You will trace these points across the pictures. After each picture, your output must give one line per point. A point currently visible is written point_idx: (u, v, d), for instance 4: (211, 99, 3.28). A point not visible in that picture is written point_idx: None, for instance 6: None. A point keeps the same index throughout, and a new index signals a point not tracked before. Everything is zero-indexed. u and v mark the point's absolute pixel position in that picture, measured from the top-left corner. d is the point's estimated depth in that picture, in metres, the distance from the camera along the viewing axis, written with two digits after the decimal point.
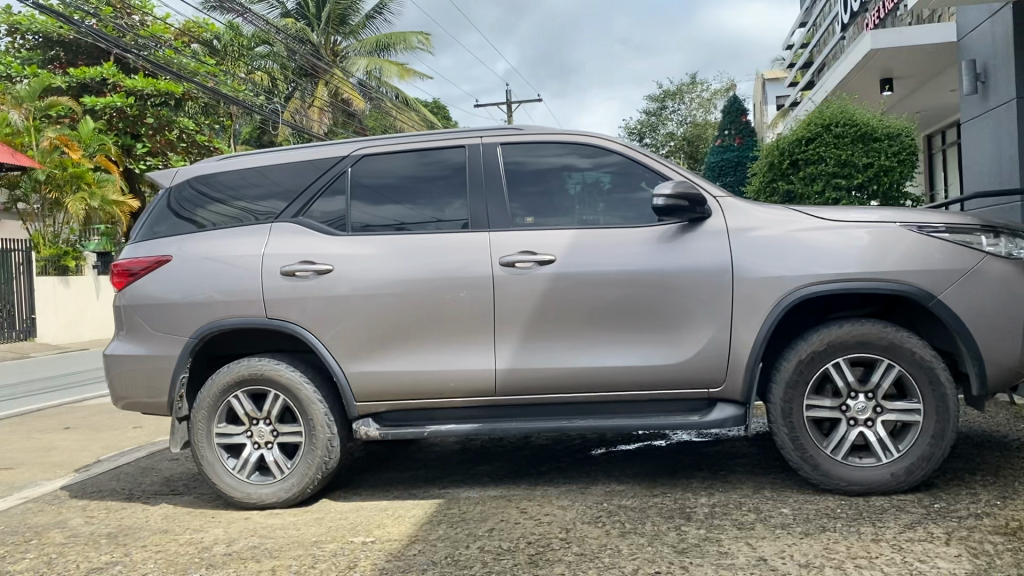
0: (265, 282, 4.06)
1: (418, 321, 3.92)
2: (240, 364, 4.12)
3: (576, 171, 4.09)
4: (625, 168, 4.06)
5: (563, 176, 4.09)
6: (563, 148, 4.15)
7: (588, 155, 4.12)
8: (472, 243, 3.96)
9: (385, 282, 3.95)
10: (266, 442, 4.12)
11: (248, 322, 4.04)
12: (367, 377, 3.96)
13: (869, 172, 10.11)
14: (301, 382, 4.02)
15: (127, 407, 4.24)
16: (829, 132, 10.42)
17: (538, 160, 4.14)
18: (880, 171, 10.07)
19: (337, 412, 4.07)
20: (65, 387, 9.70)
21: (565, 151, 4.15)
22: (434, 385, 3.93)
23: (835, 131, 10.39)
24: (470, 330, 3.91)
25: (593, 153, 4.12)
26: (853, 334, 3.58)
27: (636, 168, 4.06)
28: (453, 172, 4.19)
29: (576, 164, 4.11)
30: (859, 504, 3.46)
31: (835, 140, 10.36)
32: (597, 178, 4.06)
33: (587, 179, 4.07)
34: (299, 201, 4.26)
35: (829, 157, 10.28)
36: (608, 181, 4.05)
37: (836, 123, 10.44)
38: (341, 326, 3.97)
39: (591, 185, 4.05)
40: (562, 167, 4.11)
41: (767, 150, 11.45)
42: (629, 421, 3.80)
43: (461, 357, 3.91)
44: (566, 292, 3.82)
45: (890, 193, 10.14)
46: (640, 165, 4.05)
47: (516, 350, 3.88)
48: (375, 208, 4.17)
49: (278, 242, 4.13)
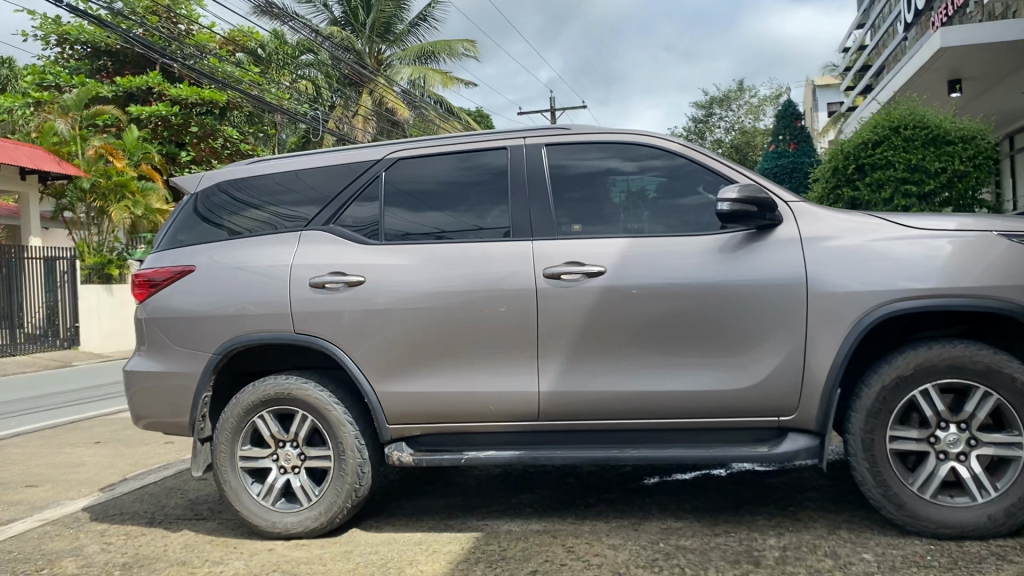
0: (292, 294, 3.77)
1: (456, 339, 3.60)
2: (266, 382, 3.83)
3: (628, 174, 3.74)
4: (684, 171, 3.70)
5: (614, 180, 3.74)
6: (614, 150, 3.81)
7: (641, 157, 3.76)
8: (515, 253, 3.63)
9: (421, 295, 3.64)
10: (293, 467, 3.82)
11: (275, 337, 3.76)
12: (400, 399, 3.65)
13: (941, 177, 9.59)
14: (330, 402, 3.71)
15: (148, 427, 3.98)
16: (897, 136, 9.98)
17: (588, 163, 3.80)
18: (949, 175, 9.56)
19: (369, 435, 3.76)
20: (104, 398, 9.58)
21: (616, 153, 3.80)
22: (474, 408, 3.60)
23: (904, 134, 9.93)
24: (513, 349, 3.57)
25: (647, 155, 3.76)
26: (943, 357, 3.17)
27: (696, 171, 3.69)
28: (495, 176, 3.86)
29: (629, 166, 3.75)
30: (953, 551, 3.05)
31: (903, 144, 9.90)
32: (652, 182, 3.71)
33: (641, 183, 3.71)
34: (330, 207, 3.97)
35: (897, 162, 9.82)
36: (664, 185, 3.69)
37: (904, 126, 10.01)
38: (373, 343, 3.67)
39: (644, 189, 3.70)
40: (612, 170, 3.76)
41: (827, 155, 10.98)
42: (689, 452, 3.43)
43: (503, 378, 3.58)
44: (619, 308, 3.47)
45: (962, 201, 9.52)
46: (700, 168, 3.69)
47: (563, 370, 3.53)
48: (411, 215, 3.86)
49: (307, 251, 3.84)
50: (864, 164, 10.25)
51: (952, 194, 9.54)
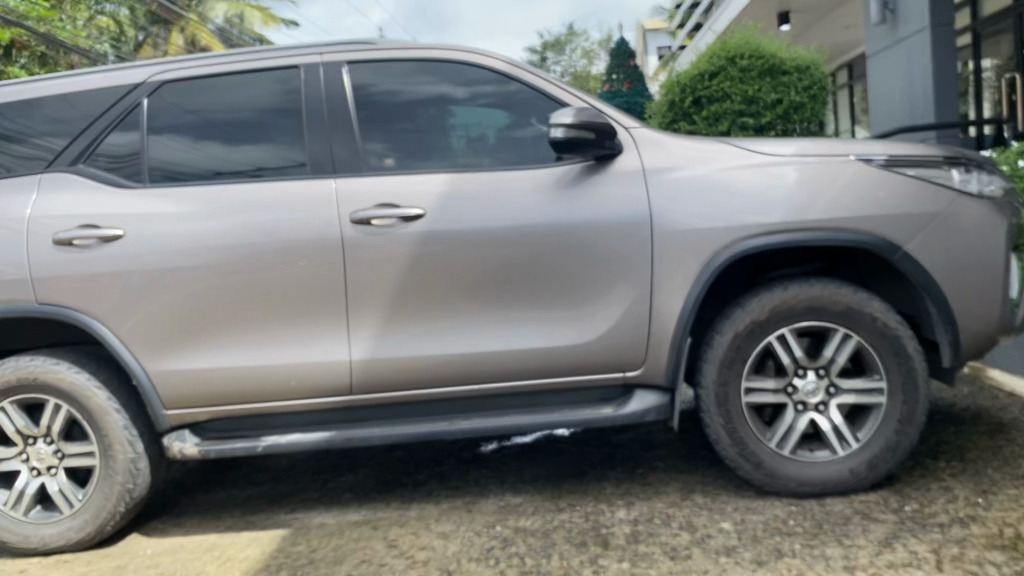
0: (31, 254, 3.00)
1: (245, 303, 2.97)
2: (3, 366, 3.05)
3: (458, 101, 3.16)
4: (518, 96, 3.17)
5: (437, 107, 3.16)
6: (441, 71, 3.21)
7: (470, 80, 3.20)
8: (314, 195, 3.01)
9: (198, 251, 2.97)
10: (47, 468, 3.09)
11: (10, 310, 2.98)
12: (179, 378, 3.00)
13: (778, 108, 9.67)
14: (88, 387, 3.01)
15: None
16: (735, 65, 9.83)
17: (404, 86, 3.19)
18: (786, 106, 9.65)
19: (143, 424, 3.10)
20: None
21: (445, 76, 3.20)
22: (271, 385, 3.00)
23: (741, 63, 9.79)
24: (315, 311, 2.98)
25: (479, 78, 3.20)
26: (801, 299, 2.82)
27: (530, 96, 3.17)
28: (290, 102, 3.19)
29: (459, 92, 3.18)
30: (816, 513, 2.75)
31: (739, 74, 9.78)
32: (489, 112, 3.15)
33: (477, 115, 3.15)
34: (78, 142, 3.18)
35: (733, 93, 9.73)
36: (506, 117, 3.15)
37: (742, 56, 9.85)
38: (141, 310, 2.98)
39: (476, 120, 3.15)
40: (437, 95, 3.17)
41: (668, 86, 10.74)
42: (526, 420, 2.97)
43: (304, 348, 2.99)
44: (440, 256, 2.94)
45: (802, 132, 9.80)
46: (534, 91, 3.17)
47: (376, 332, 2.98)
48: (186, 151, 3.16)
49: (50, 200, 3.07)
50: (700, 97, 10.09)
51: (787, 126, 9.70)
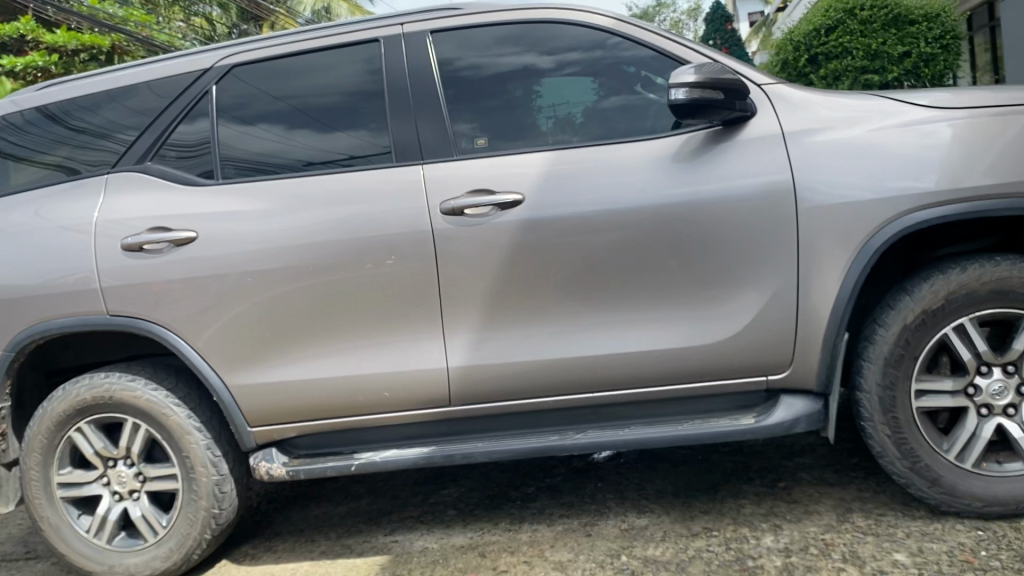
0: (100, 261, 2.76)
1: (331, 308, 2.66)
2: (79, 383, 2.83)
3: (545, 72, 2.76)
4: (615, 61, 2.75)
5: (523, 80, 2.77)
6: (526, 40, 2.81)
7: (558, 46, 2.79)
8: (398, 184, 2.67)
9: (277, 252, 2.67)
10: (129, 491, 2.85)
11: (83, 323, 2.75)
12: (263, 393, 2.71)
13: (903, 61, 10.76)
14: (166, 405, 2.76)
15: None
16: (855, 21, 11.10)
17: (485, 58, 2.81)
18: (912, 59, 10.68)
19: (226, 443, 2.83)
20: None
21: (531, 45, 2.81)
22: (362, 397, 2.68)
23: (861, 18, 11.04)
24: (408, 314, 2.64)
25: (566, 44, 2.79)
26: (984, 281, 2.33)
27: (629, 60, 2.74)
28: (364, 84, 2.85)
29: (544, 62, 2.78)
30: (1014, 542, 2.27)
31: (861, 29, 11.03)
32: (573, 82, 2.74)
33: (562, 92, 2.74)
34: (146, 138, 2.92)
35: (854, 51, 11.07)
36: (594, 87, 2.73)
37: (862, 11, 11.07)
38: (219, 319, 2.70)
39: (561, 96, 2.74)
40: (521, 66, 2.78)
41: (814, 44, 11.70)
42: (651, 431, 2.57)
43: (396, 355, 2.66)
44: (544, 248, 2.56)
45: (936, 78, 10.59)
46: (635, 55, 2.74)
47: (473, 336, 2.62)
48: (256, 143, 2.86)
49: (119, 202, 2.82)
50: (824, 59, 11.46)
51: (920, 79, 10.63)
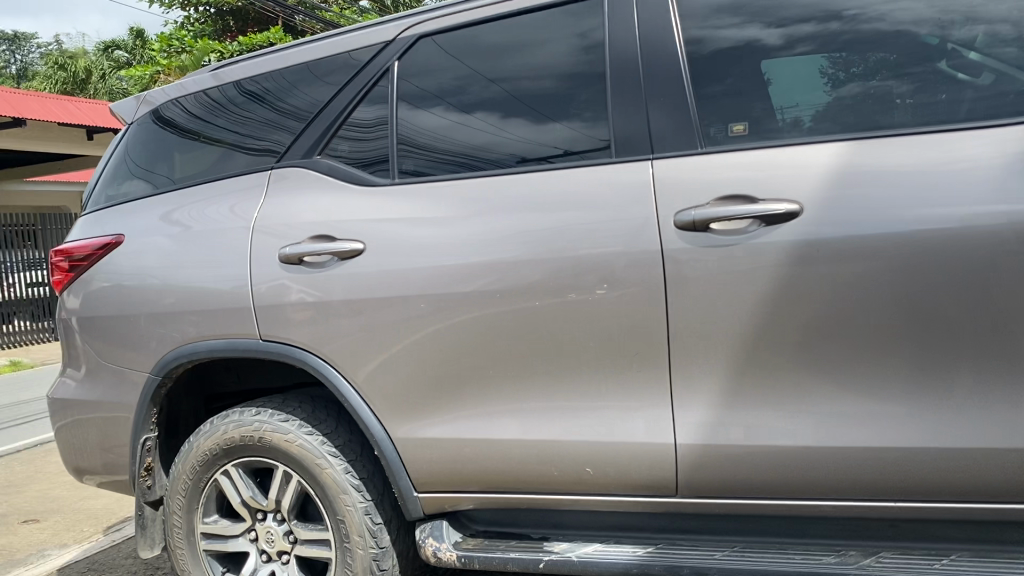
0: (254, 275, 2.29)
1: (523, 351, 1.99)
2: (227, 421, 2.37)
3: (773, 51, 1.97)
4: (903, 26, 1.89)
5: (748, 62, 1.98)
6: None
7: (791, 16, 1.98)
8: (616, 186, 1.95)
9: (456, 274, 2.05)
10: (278, 553, 2.34)
11: (232, 348, 2.32)
12: (435, 453, 2.11)
13: None
14: (321, 455, 2.23)
15: (94, 482, 2.68)
16: None
17: (693, 31, 2.03)
18: None
19: (389, 508, 2.26)
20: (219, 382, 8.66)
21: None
22: (560, 472, 2.01)
23: None
24: (623, 366, 1.92)
25: (801, 10, 1.97)
26: None
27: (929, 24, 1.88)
28: (545, 68, 2.18)
29: (770, 37, 1.98)
30: None
31: None
32: (800, 67, 1.94)
33: (792, 92, 1.93)
34: (316, 125, 2.42)
35: None
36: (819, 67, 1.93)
37: None
38: (386, 356, 2.13)
39: (792, 89, 1.93)
40: (739, 44, 2.00)
41: None
42: (986, 569, 1.71)
43: (603, 420, 1.95)
44: (821, 286, 1.76)
45: None
46: (889, 27, 1.90)
47: (708, 409, 1.87)
48: (430, 135, 2.26)
49: (281, 204, 2.34)
50: None
51: None
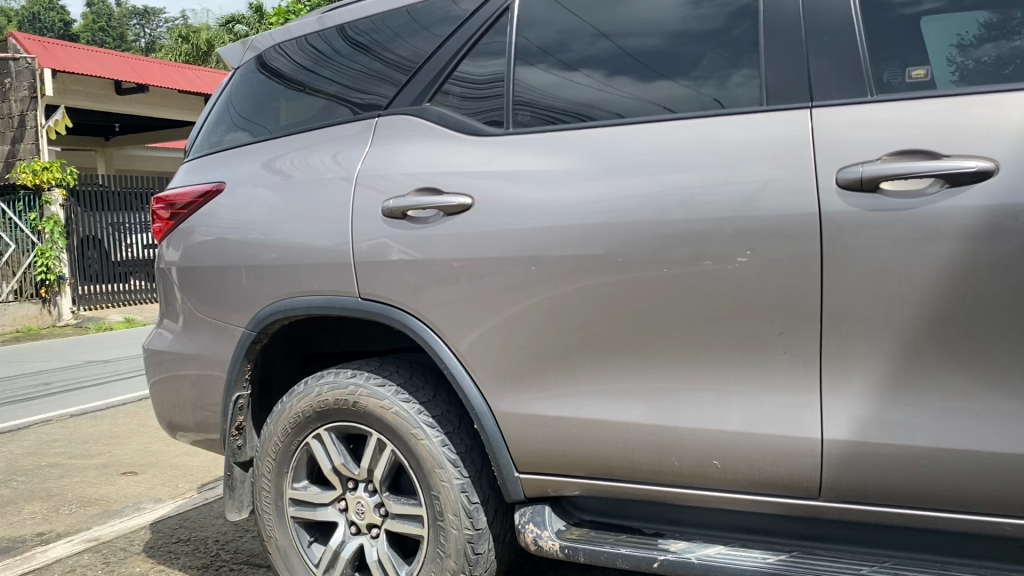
0: (356, 228, 2.13)
1: (646, 324, 1.77)
2: (321, 382, 2.24)
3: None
4: None
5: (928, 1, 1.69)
6: None
7: None
8: (763, 140, 1.70)
9: (574, 234, 1.83)
10: (368, 526, 2.18)
11: (329, 305, 2.17)
12: (542, 431, 1.90)
13: None
14: (417, 425, 2.05)
15: (186, 438, 2.60)
16: None
17: None
18: None
19: (487, 488, 2.07)
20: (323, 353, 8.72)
21: None
22: (680, 462, 1.77)
23: None
24: (763, 346, 1.67)
25: None
26: None
27: None
28: (659, 18, 1.94)
29: None
30: None
31: None
32: (961, 25, 1.67)
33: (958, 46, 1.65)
34: (427, 70, 2.23)
35: None
36: (980, 24, 1.66)
37: None
38: (492, 321, 1.94)
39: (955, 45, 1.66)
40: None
41: None
42: None
43: (735, 406, 1.70)
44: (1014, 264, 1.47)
45: None
46: None
47: (865, 404, 1.59)
48: (545, 83, 2.04)
49: (386, 153, 2.17)
50: None
51: None
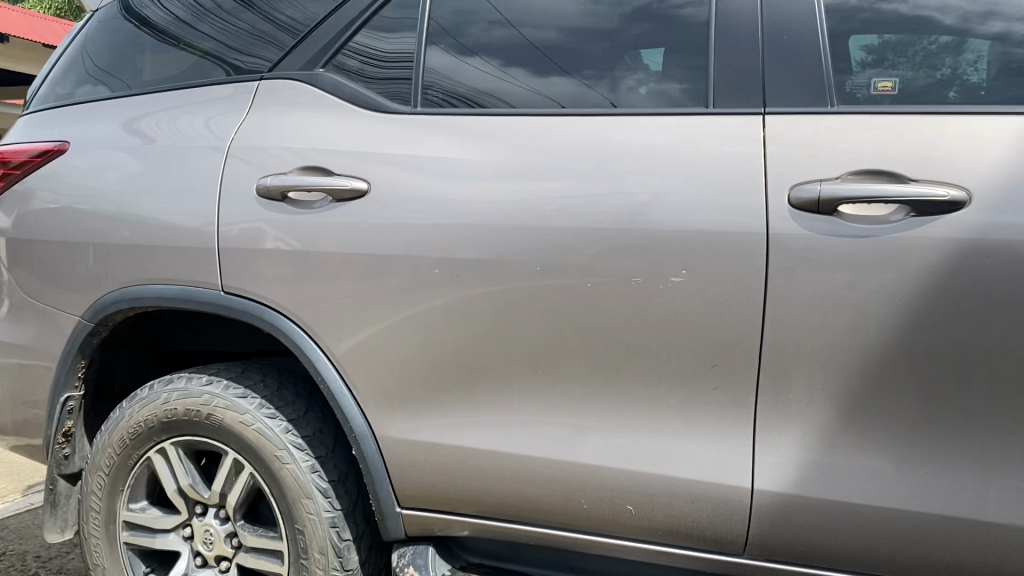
0: (224, 209, 1.80)
1: (560, 346, 1.53)
2: (170, 388, 1.90)
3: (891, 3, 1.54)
4: None
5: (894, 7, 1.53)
6: None
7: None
8: (709, 144, 1.48)
9: (483, 235, 1.57)
10: (216, 558, 1.87)
11: (186, 298, 1.84)
12: (431, 461, 1.65)
13: None
14: (282, 447, 1.75)
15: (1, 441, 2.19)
16: None
17: None
18: None
19: (359, 522, 1.80)
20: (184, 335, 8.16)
21: None
22: (586, 506, 1.56)
23: None
24: (692, 380, 1.46)
25: None
26: None
27: None
28: (589, 1, 1.72)
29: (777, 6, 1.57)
30: None
31: None
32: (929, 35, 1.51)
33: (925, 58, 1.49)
34: (323, 32, 1.92)
35: None
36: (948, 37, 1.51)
37: None
38: (380, 330, 1.66)
39: (921, 57, 1.50)
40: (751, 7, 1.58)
41: None
42: None
43: (654, 446, 1.49)
44: (979, 309, 1.31)
45: None
46: (909, 11, 1.53)
47: (801, 454, 1.42)
48: (458, 59, 1.78)
49: (266, 123, 1.84)
50: None
51: None
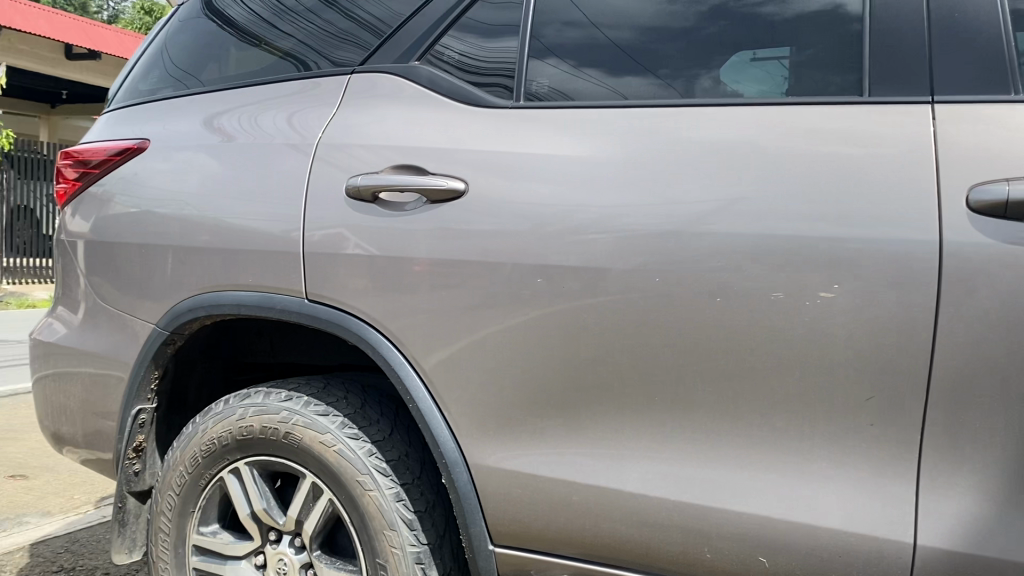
0: (310, 210, 1.66)
1: (683, 370, 1.34)
2: (246, 403, 1.76)
3: None
4: None
5: None
6: None
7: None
8: (863, 142, 1.29)
9: (596, 242, 1.39)
10: None
11: (266, 306, 1.71)
12: (532, 495, 1.46)
13: None
14: (365, 471, 1.59)
15: (71, 454, 2.09)
16: None
17: None
18: None
19: (446, 559, 1.62)
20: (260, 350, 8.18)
21: None
22: (709, 554, 1.35)
23: None
24: (840, 414, 1.26)
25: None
26: None
27: None
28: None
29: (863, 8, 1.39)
30: None
31: None
32: None
33: None
34: (419, 22, 1.78)
35: None
36: None
37: None
38: (478, 346, 1.48)
39: None
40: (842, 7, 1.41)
41: None
42: None
43: (793, 489, 1.28)
44: None
45: None
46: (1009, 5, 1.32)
47: (977, 505, 1.19)
48: (568, 47, 1.61)
49: (356, 119, 1.70)
50: None
51: None
